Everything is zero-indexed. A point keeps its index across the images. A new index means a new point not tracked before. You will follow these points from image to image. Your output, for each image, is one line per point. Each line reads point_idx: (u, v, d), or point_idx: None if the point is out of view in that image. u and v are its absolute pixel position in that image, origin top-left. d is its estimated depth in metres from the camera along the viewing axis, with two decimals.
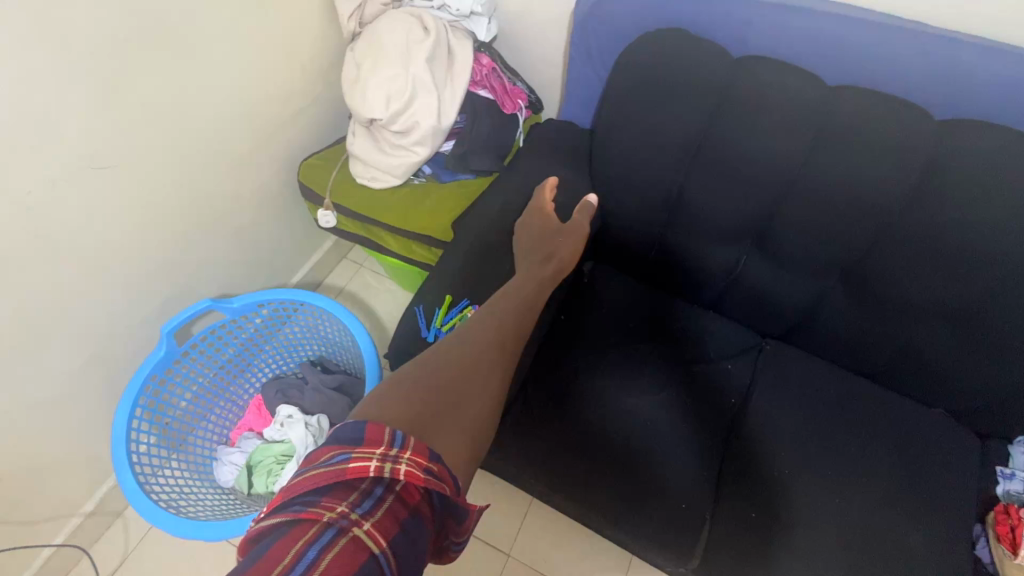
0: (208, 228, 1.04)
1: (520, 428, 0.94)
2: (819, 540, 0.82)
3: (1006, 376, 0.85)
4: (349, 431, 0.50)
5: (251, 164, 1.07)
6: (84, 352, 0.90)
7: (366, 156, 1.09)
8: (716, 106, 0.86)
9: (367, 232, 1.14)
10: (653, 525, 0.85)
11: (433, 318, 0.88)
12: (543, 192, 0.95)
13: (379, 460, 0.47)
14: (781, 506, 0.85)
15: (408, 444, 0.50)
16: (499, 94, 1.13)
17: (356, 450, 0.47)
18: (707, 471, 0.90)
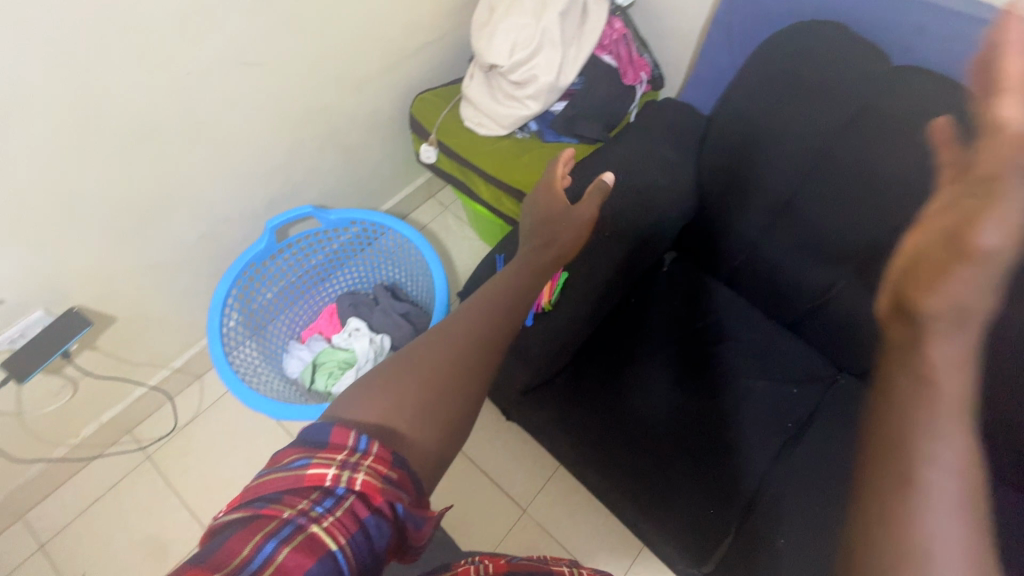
0: (321, 140, 1.11)
1: (563, 398, 0.95)
2: None
3: None
4: (315, 433, 0.50)
5: (371, 88, 1.12)
6: (200, 229, 1.00)
7: (478, 101, 1.10)
8: (857, 115, 0.80)
9: (461, 175, 1.17)
10: (675, 521, 0.85)
11: None
12: (556, 166, 0.89)
13: (338, 468, 0.47)
14: (813, 541, 0.83)
15: (372, 450, 0.49)
16: (623, 63, 1.10)
17: (317, 455, 0.47)
18: (744, 488, 0.87)
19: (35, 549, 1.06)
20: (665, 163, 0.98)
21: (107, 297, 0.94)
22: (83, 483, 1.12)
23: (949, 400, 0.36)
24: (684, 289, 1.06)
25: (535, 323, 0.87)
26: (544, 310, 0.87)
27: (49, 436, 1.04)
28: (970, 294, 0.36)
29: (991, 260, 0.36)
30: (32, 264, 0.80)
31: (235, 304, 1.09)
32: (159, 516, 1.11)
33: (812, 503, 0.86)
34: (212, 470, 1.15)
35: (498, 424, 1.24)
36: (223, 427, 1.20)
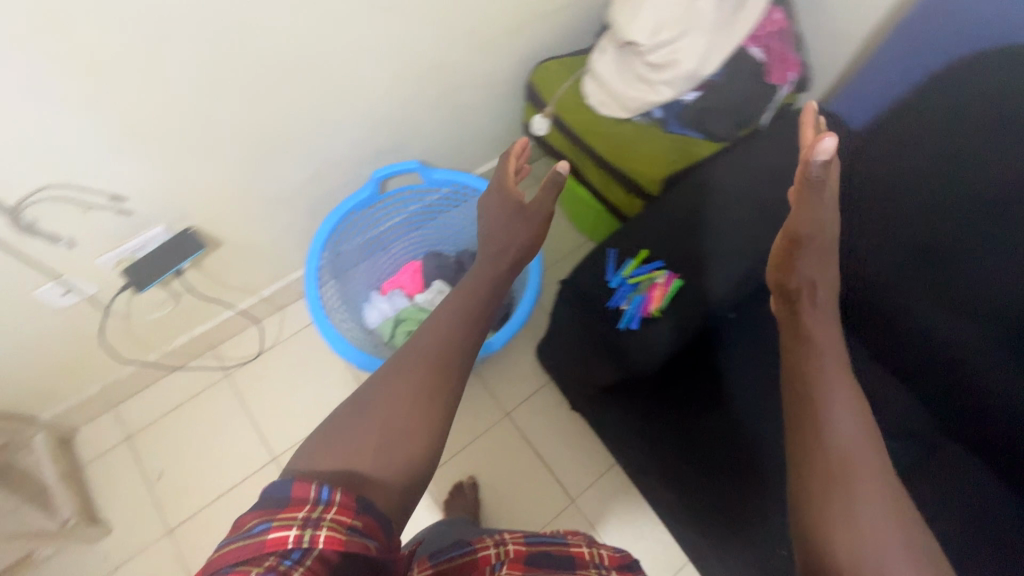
0: (437, 96, 1.08)
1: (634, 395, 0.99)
2: None
3: None
4: (275, 494, 0.45)
5: (495, 48, 1.07)
6: (310, 169, 1.01)
7: (605, 79, 1.04)
8: None
9: (571, 153, 1.14)
10: (716, 514, 0.93)
11: (623, 267, 0.84)
12: (507, 162, 0.86)
13: (299, 526, 0.42)
14: None
15: (334, 502, 0.45)
16: (772, 59, 1.00)
17: (277, 518, 0.43)
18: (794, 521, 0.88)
19: (122, 439, 1.15)
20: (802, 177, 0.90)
21: (219, 221, 0.96)
22: (170, 388, 1.20)
23: (822, 325, 0.67)
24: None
25: (640, 329, 0.80)
26: (651, 316, 0.81)
27: (148, 340, 1.10)
28: (810, 269, 0.70)
29: (818, 251, 0.70)
30: (162, 181, 0.82)
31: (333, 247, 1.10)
32: (231, 433, 1.17)
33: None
34: (284, 400, 1.20)
35: (560, 412, 1.23)
36: (298, 362, 1.24)
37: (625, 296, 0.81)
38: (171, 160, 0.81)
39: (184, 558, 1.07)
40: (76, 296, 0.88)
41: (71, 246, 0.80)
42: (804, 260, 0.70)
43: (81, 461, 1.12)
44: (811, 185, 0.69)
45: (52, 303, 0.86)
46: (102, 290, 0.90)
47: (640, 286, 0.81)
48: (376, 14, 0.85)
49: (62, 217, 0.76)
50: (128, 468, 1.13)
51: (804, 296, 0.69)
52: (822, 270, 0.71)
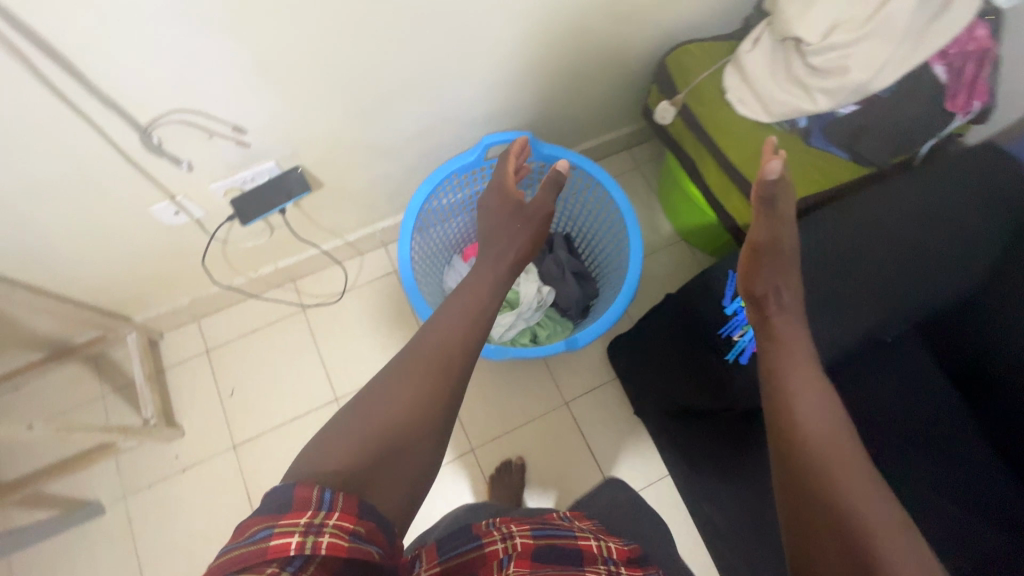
0: (563, 66, 1.01)
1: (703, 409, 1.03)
2: None
3: None
4: (272, 499, 0.40)
5: (636, 22, 0.98)
6: (421, 124, 0.97)
7: (752, 75, 0.93)
8: None
9: (692, 148, 1.03)
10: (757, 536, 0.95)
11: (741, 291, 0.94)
12: (506, 162, 0.88)
13: (302, 534, 0.37)
14: None
15: (337, 508, 0.41)
16: (959, 83, 0.85)
17: (278, 523, 0.38)
18: None
19: (202, 352, 1.21)
20: None
21: (325, 164, 0.95)
22: (249, 313, 1.24)
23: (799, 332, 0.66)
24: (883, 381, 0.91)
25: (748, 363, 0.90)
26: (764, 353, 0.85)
27: (237, 266, 1.13)
28: (770, 276, 0.70)
29: (778, 253, 0.70)
30: (283, 118, 0.81)
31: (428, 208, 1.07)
32: (300, 367, 1.21)
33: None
34: (352, 345, 1.22)
35: (620, 413, 1.19)
36: (371, 310, 1.25)
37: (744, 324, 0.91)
38: (294, 99, 0.79)
39: (245, 474, 1.13)
40: (186, 217, 0.90)
41: (190, 170, 0.81)
42: (761, 267, 0.70)
43: (164, 365, 1.19)
44: (768, 204, 0.69)
45: (165, 220, 0.88)
46: (209, 215, 0.92)
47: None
48: None
49: (186, 141, 0.76)
50: (204, 381, 1.19)
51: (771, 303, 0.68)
52: (784, 275, 0.70)
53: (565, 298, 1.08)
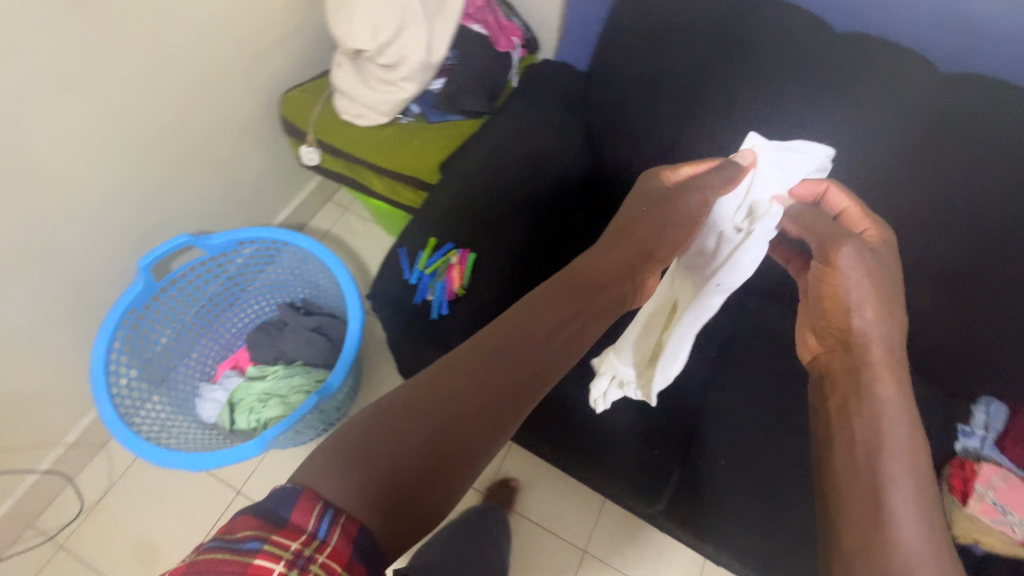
0: (185, 162, 1.03)
1: None
2: (757, 509, 0.84)
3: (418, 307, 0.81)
4: (276, 503, 0.43)
5: (226, 98, 1.04)
6: (56, 286, 0.90)
7: (352, 91, 1.05)
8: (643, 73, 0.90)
9: (352, 172, 1.10)
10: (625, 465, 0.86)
11: (416, 259, 0.82)
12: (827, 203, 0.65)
13: (286, 565, 0.40)
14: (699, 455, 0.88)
15: (334, 533, 0.43)
16: (493, 30, 1.07)
17: (270, 539, 0.41)
18: (655, 443, 0.88)
19: None
20: (550, 123, 0.98)
21: None
22: None
23: (879, 389, 0.55)
24: None
25: (452, 312, 0.81)
26: (458, 295, 0.81)
27: None
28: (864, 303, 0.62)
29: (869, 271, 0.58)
30: None
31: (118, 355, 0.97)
32: None
33: (755, 441, 0.88)
34: (145, 540, 1.06)
35: None
36: (144, 495, 1.09)
37: (428, 286, 0.81)
38: None
39: None
40: None
41: None
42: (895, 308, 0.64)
43: None
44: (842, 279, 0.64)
45: None
46: None
47: (437, 273, 0.81)
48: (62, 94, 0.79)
49: None
50: None
51: (841, 351, 0.59)
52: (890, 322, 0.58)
53: (317, 358, 1.08)
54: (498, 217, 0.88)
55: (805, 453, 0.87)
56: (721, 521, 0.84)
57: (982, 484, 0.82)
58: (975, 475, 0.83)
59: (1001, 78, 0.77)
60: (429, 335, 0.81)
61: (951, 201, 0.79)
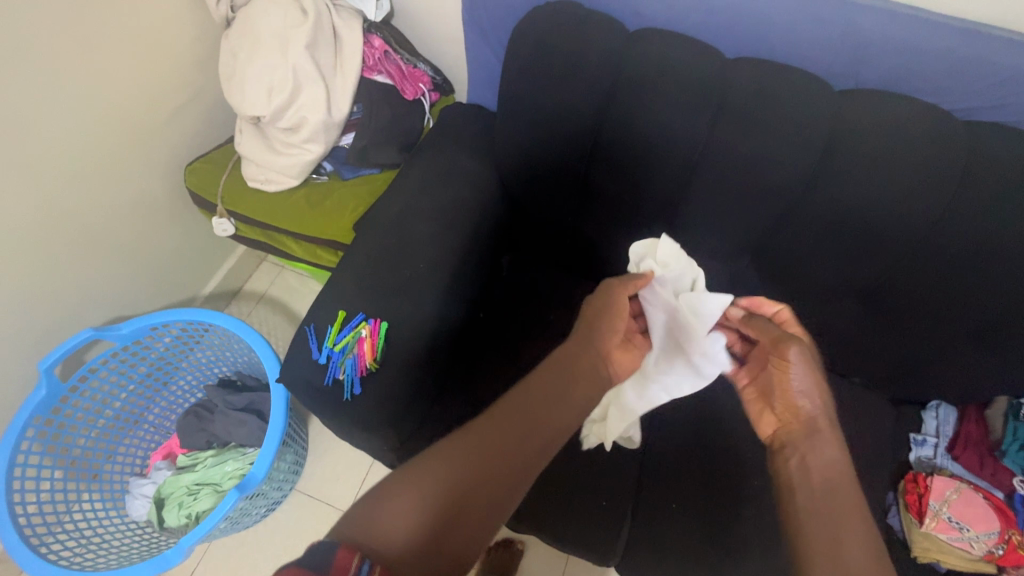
0: (84, 250, 0.98)
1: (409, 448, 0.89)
2: (712, 558, 0.79)
3: (325, 388, 0.77)
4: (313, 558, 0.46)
5: (123, 178, 1.00)
6: None
7: (258, 157, 1.01)
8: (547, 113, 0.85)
9: (268, 239, 1.06)
10: (572, 523, 0.82)
11: (325, 337, 0.78)
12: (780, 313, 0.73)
13: None
14: (650, 501, 0.83)
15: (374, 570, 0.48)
16: (397, 78, 1.03)
17: None
18: (602, 495, 0.84)
19: None
20: (462, 172, 0.94)
21: None
22: None
23: (827, 450, 0.63)
24: (554, 294, 1.02)
25: (365, 390, 0.77)
26: (371, 370, 0.77)
27: None
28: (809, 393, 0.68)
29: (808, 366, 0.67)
30: None
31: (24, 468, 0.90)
32: None
33: (703, 482, 0.84)
34: None
35: None
36: None
37: (339, 364, 0.76)
38: None
39: None
40: None
41: None
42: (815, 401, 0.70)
43: None
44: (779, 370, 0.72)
45: None
46: None
47: (347, 348, 0.76)
48: None
49: None
50: None
51: (791, 424, 0.67)
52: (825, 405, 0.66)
53: (248, 440, 1.01)
54: (406, 279, 0.84)
55: (754, 489, 0.83)
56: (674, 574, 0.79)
57: (936, 500, 0.79)
58: (928, 492, 0.80)
59: (898, 89, 0.74)
60: (344, 417, 0.76)
61: (863, 216, 0.76)
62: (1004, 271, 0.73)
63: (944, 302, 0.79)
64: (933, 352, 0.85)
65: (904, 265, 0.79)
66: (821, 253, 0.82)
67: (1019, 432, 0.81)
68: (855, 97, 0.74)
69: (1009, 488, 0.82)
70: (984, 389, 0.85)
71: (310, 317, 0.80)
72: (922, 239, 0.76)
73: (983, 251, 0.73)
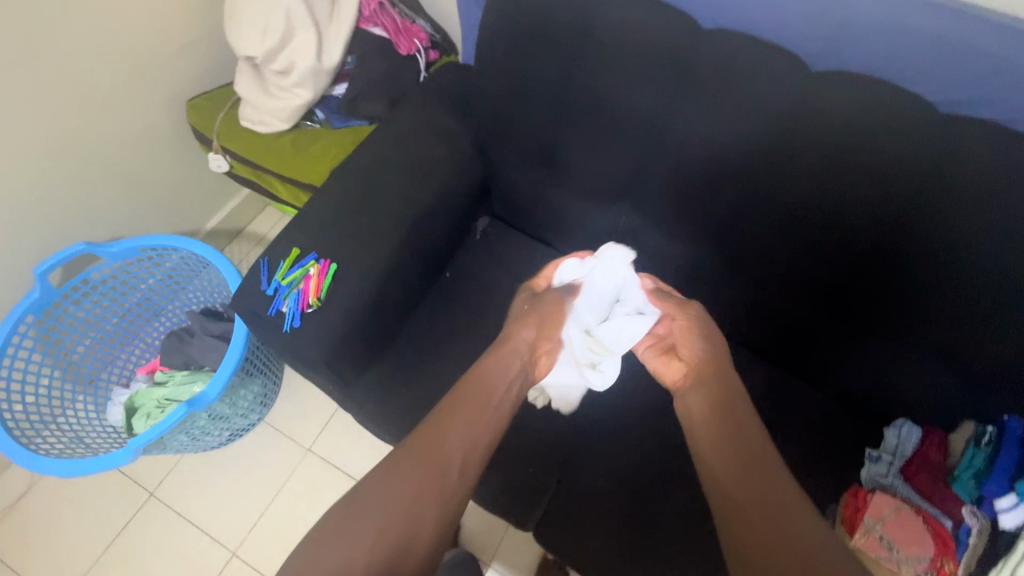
0: (89, 170, 1.05)
1: (355, 390, 0.92)
2: (629, 540, 0.78)
3: (271, 319, 0.80)
4: None
5: (130, 107, 1.06)
6: None
7: (252, 98, 1.04)
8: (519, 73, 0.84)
9: (258, 178, 1.11)
10: (497, 485, 0.83)
11: (275, 272, 0.81)
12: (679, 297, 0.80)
13: None
14: (578, 475, 0.83)
15: None
16: (392, 32, 1.03)
17: None
18: (531, 463, 0.84)
19: None
20: (438, 129, 0.95)
21: None
22: None
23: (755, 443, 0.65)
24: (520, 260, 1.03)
25: (307, 324, 0.80)
26: (313, 307, 0.80)
27: None
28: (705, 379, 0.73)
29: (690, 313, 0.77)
30: None
31: (12, 362, 0.98)
32: None
33: (633, 464, 0.83)
34: (54, 541, 1.10)
35: (358, 426, 1.22)
36: (62, 494, 1.14)
37: (283, 297, 0.80)
38: None
39: None
40: None
41: None
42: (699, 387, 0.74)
43: None
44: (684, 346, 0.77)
45: None
46: None
47: (294, 283, 0.80)
48: None
49: None
50: None
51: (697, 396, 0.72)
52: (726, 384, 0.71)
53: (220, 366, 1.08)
54: (363, 226, 0.86)
55: (682, 477, 0.81)
56: (588, 551, 0.78)
57: (871, 516, 0.76)
58: (864, 508, 0.77)
59: (876, 73, 0.69)
60: (285, 347, 0.80)
61: (828, 208, 0.72)
62: (974, 283, 0.68)
63: (909, 312, 0.74)
64: (896, 365, 0.80)
65: (869, 267, 0.74)
66: (783, 245, 0.79)
67: (974, 459, 0.75)
68: (830, 78, 0.69)
69: (958, 518, 0.75)
70: (948, 409, 0.80)
71: (267, 251, 0.84)
72: (890, 239, 0.71)
73: (954, 258, 0.68)
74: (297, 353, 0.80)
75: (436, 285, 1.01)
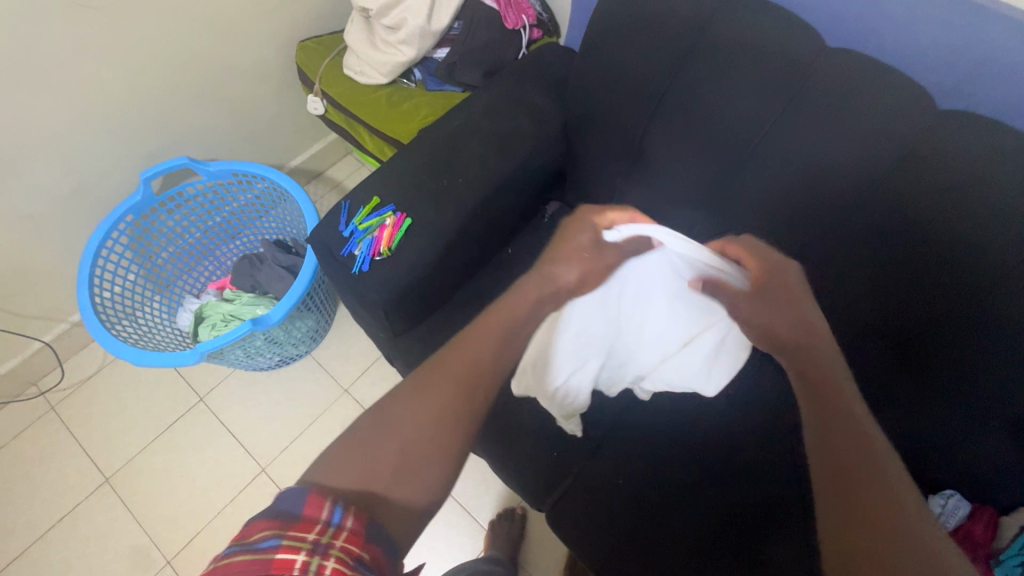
0: (201, 92, 1.12)
1: (401, 343, 0.95)
2: (640, 542, 0.77)
3: (341, 258, 0.85)
4: (286, 502, 0.41)
5: (246, 40, 1.12)
6: (70, 179, 1.03)
7: (358, 49, 1.09)
8: (621, 62, 0.83)
9: (349, 126, 1.16)
10: (519, 461, 0.85)
11: (354, 215, 0.86)
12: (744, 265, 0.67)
13: (307, 553, 0.37)
14: (600, 464, 0.84)
15: (348, 522, 0.41)
16: (503, 4, 1.04)
17: (287, 534, 0.38)
18: (557, 448, 0.85)
19: None
20: (528, 106, 0.96)
21: None
22: None
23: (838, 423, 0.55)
24: None
25: (372, 270, 0.84)
26: (383, 256, 0.84)
27: None
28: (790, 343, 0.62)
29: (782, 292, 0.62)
30: None
31: (108, 253, 1.08)
32: (59, 464, 1.17)
33: (656, 473, 0.82)
34: (113, 419, 1.21)
35: (395, 379, 1.27)
36: (126, 380, 1.25)
37: (357, 241, 0.84)
38: None
39: None
40: None
41: None
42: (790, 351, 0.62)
43: None
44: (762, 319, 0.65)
45: None
46: None
47: (369, 230, 0.84)
48: (81, 12, 0.88)
49: None
50: None
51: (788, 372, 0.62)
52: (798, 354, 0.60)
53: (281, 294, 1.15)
54: (441, 187, 0.89)
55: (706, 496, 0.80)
56: (592, 542, 0.79)
57: None
58: None
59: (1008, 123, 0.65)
60: (349, 287, 0.85)
61: (920, 255, 0.68)
62: None
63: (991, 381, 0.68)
64: (955, 433, 0.75)
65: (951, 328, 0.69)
66: (863, 282, 0.75)
67: None
68: (957, 116, 0.65)
69: None
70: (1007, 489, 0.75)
71: (350, 196, 0.88)
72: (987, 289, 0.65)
73: None
74: (360, 294, 0.84)
75: (496, 258, 1.03)
